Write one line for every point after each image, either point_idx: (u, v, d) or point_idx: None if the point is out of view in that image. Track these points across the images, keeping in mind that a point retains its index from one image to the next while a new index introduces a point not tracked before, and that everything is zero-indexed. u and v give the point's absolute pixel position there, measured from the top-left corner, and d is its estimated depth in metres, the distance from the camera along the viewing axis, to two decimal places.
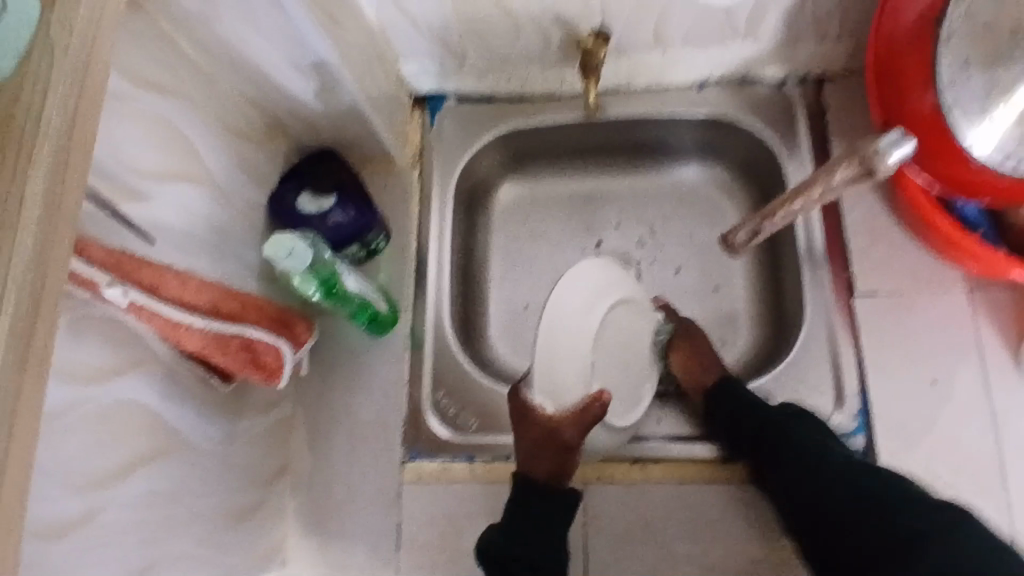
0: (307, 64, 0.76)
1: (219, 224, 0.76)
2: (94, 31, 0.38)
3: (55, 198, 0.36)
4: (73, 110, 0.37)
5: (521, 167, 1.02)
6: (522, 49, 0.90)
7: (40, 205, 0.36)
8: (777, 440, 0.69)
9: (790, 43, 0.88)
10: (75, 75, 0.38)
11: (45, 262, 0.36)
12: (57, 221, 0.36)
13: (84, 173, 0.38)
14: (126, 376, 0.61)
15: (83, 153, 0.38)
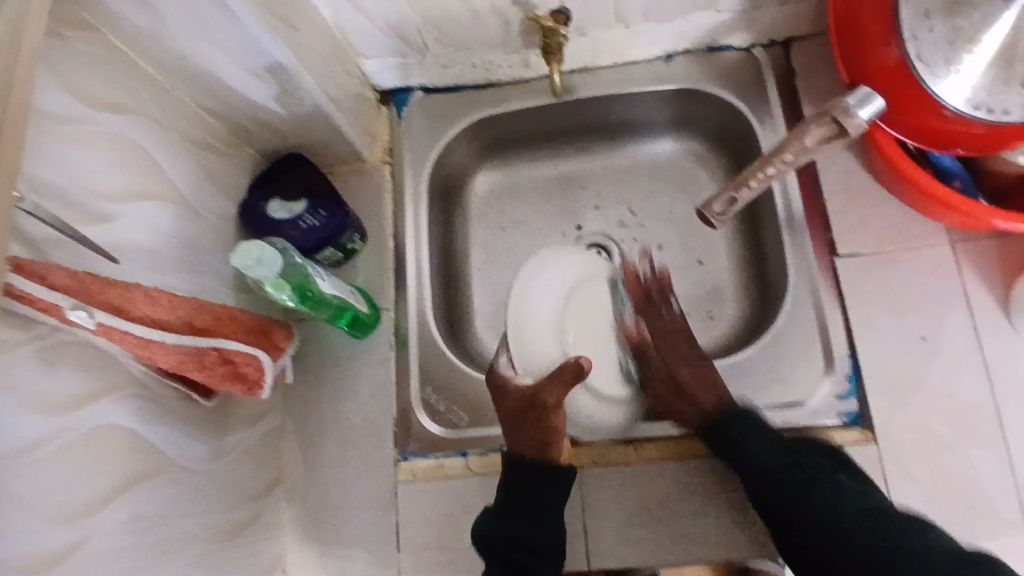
0: (263, 69, 0.74)
1: (190, 239, 0.75)
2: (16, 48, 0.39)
3: None
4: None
5: (495, 155, 1.01)
6: (484, 36, 0.88)
7: None
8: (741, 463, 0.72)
9: (755, 8, 0.86)
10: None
11: None
12: None
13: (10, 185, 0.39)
14: (102, 399, 0.60)
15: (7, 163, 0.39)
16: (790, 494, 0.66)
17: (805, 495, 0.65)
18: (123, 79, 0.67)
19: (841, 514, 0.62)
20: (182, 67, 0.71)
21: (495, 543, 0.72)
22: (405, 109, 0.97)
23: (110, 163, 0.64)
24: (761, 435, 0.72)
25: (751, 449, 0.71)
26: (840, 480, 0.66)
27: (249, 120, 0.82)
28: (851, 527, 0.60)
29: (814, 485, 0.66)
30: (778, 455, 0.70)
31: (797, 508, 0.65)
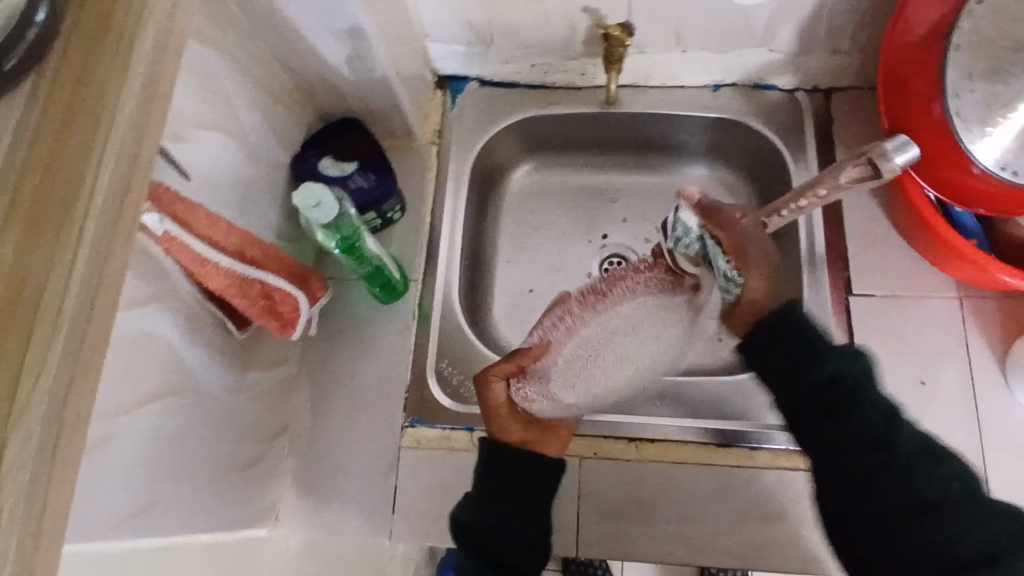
0: (343, 31, 0.78)
1: (247, 178, 0.78)
2: None
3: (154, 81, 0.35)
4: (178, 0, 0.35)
5: (536, 155, 1.05)
6: (548, 39, 0.93)
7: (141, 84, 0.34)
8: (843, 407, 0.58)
9: (804, 53, 0.92)
10: None
11: (138, 142, 0.34)
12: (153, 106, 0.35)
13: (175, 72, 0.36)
14: (153, 309, 0.61)
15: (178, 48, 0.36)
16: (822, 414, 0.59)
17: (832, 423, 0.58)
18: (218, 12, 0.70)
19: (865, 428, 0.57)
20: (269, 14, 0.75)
21: (473, 540, 0.63)
22: (459, 96, 1.01)
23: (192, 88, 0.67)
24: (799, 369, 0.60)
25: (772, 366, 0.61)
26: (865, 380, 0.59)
27: (317, 78, 0.86)
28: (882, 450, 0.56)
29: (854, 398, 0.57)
30: (796, 355, 0.60)
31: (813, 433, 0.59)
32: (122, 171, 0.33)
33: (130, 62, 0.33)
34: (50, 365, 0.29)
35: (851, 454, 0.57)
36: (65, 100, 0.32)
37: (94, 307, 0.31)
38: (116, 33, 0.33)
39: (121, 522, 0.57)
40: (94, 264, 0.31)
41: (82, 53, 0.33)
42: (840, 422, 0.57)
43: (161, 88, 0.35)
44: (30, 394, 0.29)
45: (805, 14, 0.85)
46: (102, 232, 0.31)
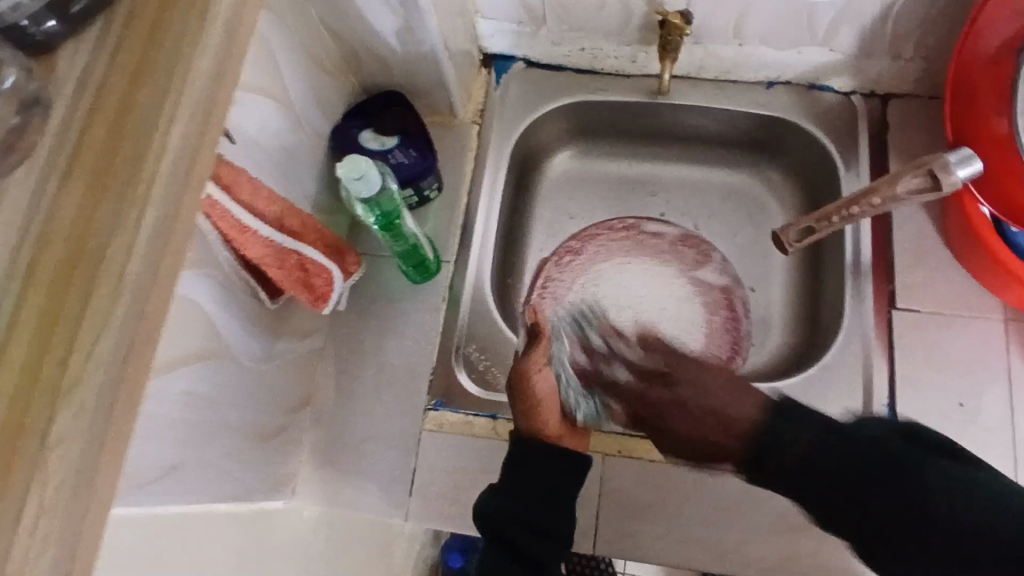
0: (396, 1, 0.76)
1: (288, 145, 0.76)
2: None
3: (234, 29, 0.34)
4: None
5: (577, 142, 1.03)
6: (602, 22, 0.90)
7: (221, 31, 0.34)
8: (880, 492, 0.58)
9: (867, 55, 0.88)
10: None
11: (217, 92, 0.34)
12: (231, 55, 0.34)
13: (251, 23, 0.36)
14: (188, 274, 0.60)
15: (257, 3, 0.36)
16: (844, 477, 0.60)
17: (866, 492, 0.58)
18: None
19: (951, 510, 0.55)
20: None
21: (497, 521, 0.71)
22: (504, 76, 0.99)
23: None
24: (789, 436, 0.65)
25: (788, 439, 0.65)
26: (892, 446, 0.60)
27: (364, 48, 0.84)
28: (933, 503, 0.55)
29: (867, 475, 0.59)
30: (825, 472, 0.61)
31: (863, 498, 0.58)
32: (195, 129, 0.33)
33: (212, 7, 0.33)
34: (117, 314, 0.30)
35: (918, 534, 0.55)
36: (139, 59, 0.33)
37: (161, 264, 0.31)
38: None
39: (146, 486, 0.56)
40: (163, 220, 0.31)
41: (157, 14, 0.33)
42: (874, 509, 0.58)
43: (239, 44, 0.35)
44: (93, 347, 0.29)
45: (873, 15, 0.82)
46: (176, 176, 0.32)
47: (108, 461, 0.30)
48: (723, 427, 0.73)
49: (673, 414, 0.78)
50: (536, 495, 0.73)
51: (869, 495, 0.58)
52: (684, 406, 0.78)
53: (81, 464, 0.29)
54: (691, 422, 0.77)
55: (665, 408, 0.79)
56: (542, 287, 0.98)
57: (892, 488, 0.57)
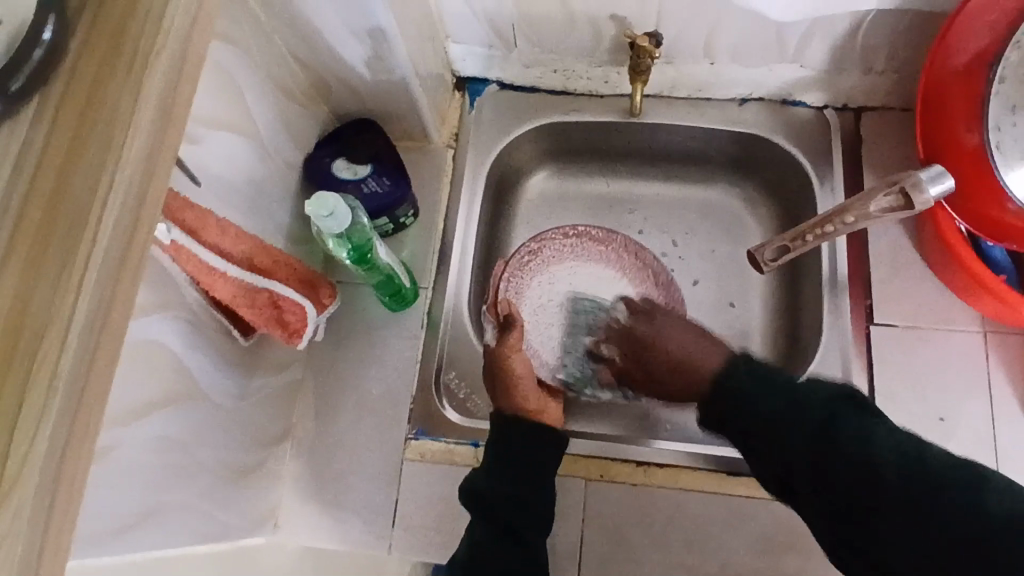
0: (363, 30, 0.75)
1: (258, 179, 0.76)
2: None
3: (168, 104, 0.33)
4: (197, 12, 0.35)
5: (553, 162, 1.02)
6: (573, 44, 0.90)
7: (154, 109, 0.32)
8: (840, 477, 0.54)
9: (838, 70, 0.88)
10: None
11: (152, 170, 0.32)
12: (168, 129, 0.33)
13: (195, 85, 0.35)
14: (155, 316, 0.59)
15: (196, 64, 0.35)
16: (862, 479, 0.53)
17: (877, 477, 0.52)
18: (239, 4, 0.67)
19: (882, 455, 0.54)
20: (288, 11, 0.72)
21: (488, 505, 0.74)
22: (478, 99, 0.98)
23: (206, 87, 0.65)
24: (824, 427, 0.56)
25: (787, 437, 0.57)
26: (841, 411, 0.58)
27: (334, 78, 0.83)
28: (923, 505, 0.50)
29: (834, 433, 0.56)
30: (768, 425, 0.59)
31: (859, 499, 0.53)
32: (126, 227, 0.31)
33: (144, 82, 0.32)
34: (52, 407, 0.29)
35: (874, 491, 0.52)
36: (72, 141, 0.31)
37: (94, 364, 0.31)
38: (123, 66, 0.32)
39: (119, 535, 0.55)
40: (99, 305, 0.31)
41: (92, 82, 0.32)
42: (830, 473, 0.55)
43: (174, 121, 0.33)
44: (27, 453, 0.29)
45: (841, 33, 0.82)
46: (109, 268, 0.31)
47: (49, 562, 0.30)
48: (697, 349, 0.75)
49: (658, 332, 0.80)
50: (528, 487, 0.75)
51: (834, 463, 0.54)
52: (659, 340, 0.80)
53: (24, 565, 0.28)
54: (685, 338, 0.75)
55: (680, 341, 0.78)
56: (529, 256, 0.96)
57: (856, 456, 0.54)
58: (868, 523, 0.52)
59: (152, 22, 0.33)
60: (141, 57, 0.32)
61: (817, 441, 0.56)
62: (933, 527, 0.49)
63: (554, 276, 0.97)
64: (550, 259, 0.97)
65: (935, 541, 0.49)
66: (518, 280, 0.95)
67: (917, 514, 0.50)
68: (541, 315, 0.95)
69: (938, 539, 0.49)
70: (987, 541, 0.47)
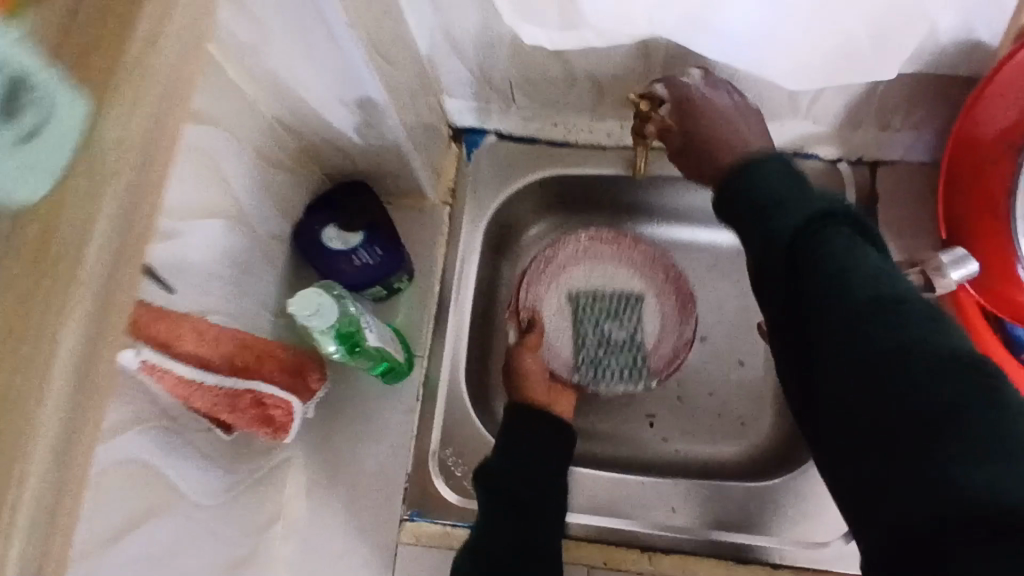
0: (351, 99, 0.71)
1: (242, 260, 0.72)
2: (170, 115, 0.31)
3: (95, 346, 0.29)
4: (138, 197, 0.31)
5: (554, 215, 0.99)
6: (574, 98, 0.85)
7: (75, 357, 0.28)
8: (814, 251, 0.53)
9: (855, 127, 0.84)
10: (145, 148, 0.30)
11: (78, 419, 0.29)
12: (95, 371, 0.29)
13: (133, 293, 0.31)
14: (127, 432, 0.56)
15: (134, 265, 0.31)
16: (831, 315, 0.50)
17: (831, 307, 0.50)
18: (217, 85, 0.63)
19: (859, 274, 0.50)
20: (271, 84, 0.68)
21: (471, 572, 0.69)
22: (475, 150, 0.94)
23: (182, 178, 0.61)
24: (801, 266, 0.53)
25: (782, 262, 0.55)
26: (830, 229, 0.54)
27: (323, 142, 0.79)
28: (881, 346, 0.47)
29: (821, 233, 0.54)
30: (764, 209, 0.58)
31: (826, 332, 0.50)
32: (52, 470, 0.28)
33: (49, 334, 0.27)
34: None
35: (822, 269, 0.51)
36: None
37: None
38: (37, 306, 0.27)
39: None
40: None
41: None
42: (802, 255, 0.54)
43: (97, 368, 0.29)
44: None
45: (860, 93, 0.77)
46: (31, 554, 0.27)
47: None
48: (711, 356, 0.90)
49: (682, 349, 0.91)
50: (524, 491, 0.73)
51: (811, 248, 0.53)
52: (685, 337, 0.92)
53: None
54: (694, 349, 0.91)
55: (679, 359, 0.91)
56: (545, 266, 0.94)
57: (835, 265, 0.51)
58: (830, 345, 0.50)
59: (72, 245, 0.28)
60: (58, 285, 0.28)
61: (790, 278, 0.54)
62: (887, 321, 0.48)
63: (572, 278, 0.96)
64: (568, 264, 0.95)
65: (877, 365, 0.47)
66: (537, 288, 0.93)
67: (874, 345, 0.47)
68: (559, 316, 0.94)
69: (890, 369, 0.46)
70: (936, 385, 0.44)
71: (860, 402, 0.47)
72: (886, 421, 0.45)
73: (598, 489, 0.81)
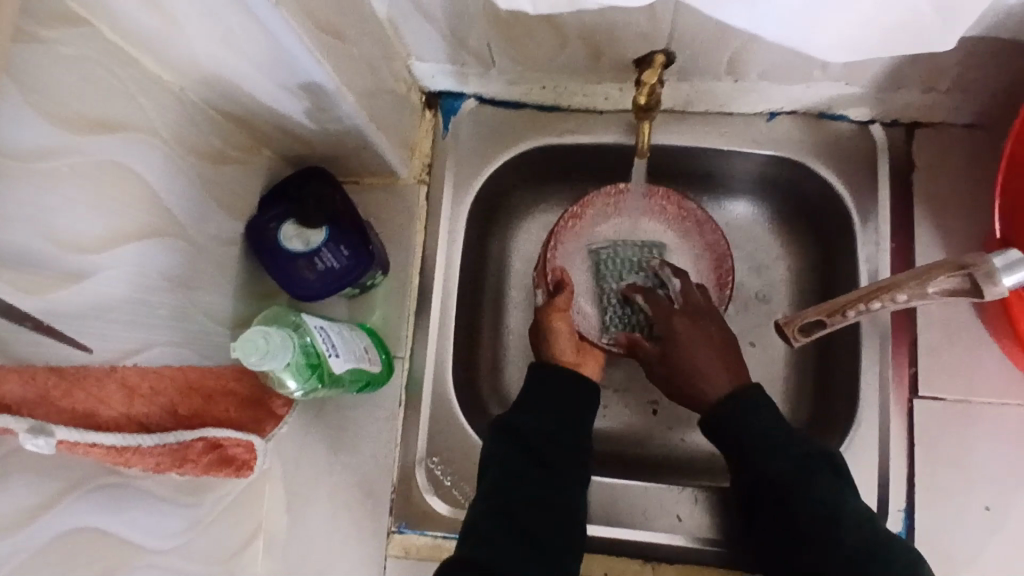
0: (295, 86, 0.60)
1: (185, 276, 0.64)
2: None
3: None
4: None
5: (545, 185, 0.88)
6: (564, 61, 0.73)
7: None
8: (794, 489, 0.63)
9: (892, 88, 0.72)
10: None
11: None
12: None
13: None
14: (60, 505, 0.50)
15: None
16: (790, 487, 0.63)
17: (793, 486, 0.63)
18: (115, 87, 0.53)
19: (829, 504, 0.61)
20: (198, 71, 0.58)
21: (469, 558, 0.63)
22: (453, 118, 0.83)
23: (94, 203, 0.52)
24: (762, 433, 0.66)
25: (740, 439, 0.67)
26: (812, 476, 0.63)
27: (273, 128, 0.69)
28: (842, 541, 0.59)
29: (805, 483, 0.63)
30: (770, 440, 0.65)
31: (786, 502, 0.63)
32: None
33: None
34: None
35: (806, 523, 0.61)
36: None
37: None
38: None
39: None
40: None
41: None
42: (793, 500, 0.62)
43: None
44: None
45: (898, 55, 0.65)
46: None
47: None
48: (735, 368, 0.71)
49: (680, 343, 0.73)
50: (543, 468, 0.68)
51: (811, 492, 0.62)
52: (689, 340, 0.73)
53: None
54: (713, 369, 0.71)
55: (680, 348, 0.73)
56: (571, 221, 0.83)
57: (783, 511, 0.63)
58: (781, 522, 0.63)
59: None
60: None
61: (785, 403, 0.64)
62: (841, 543, 0.59)
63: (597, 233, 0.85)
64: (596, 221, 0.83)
65: (826, 516, 0.61)
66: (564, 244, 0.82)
67: (825, 533, 0.60)
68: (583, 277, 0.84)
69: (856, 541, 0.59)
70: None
71: (822, 558, 0.60)
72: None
73: (598, 498, 0.76)
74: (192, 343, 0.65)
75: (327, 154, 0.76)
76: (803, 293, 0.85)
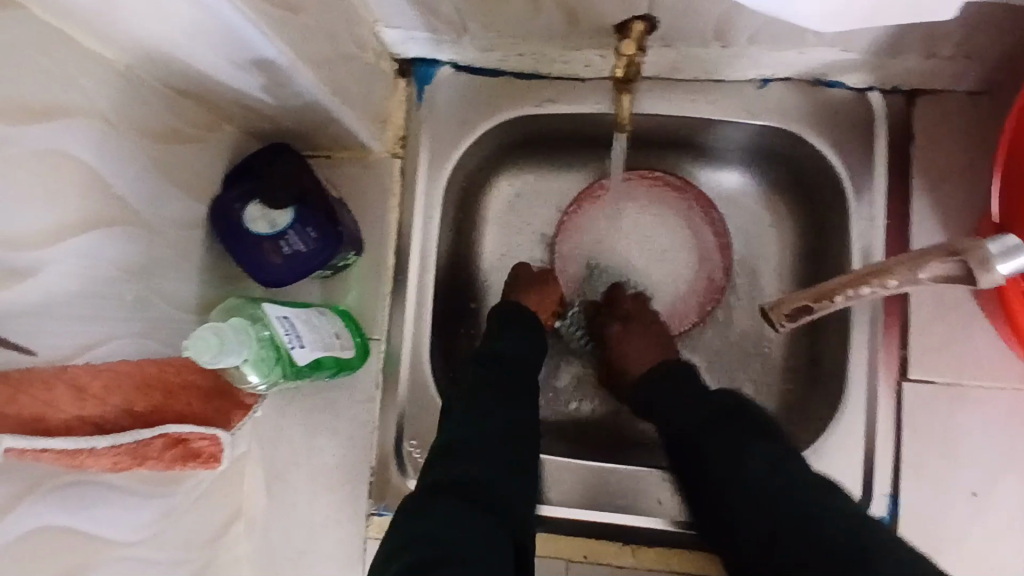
0: (246, 62, 0.56)
1: (143, 264, 0.61)
2: None
3: None
4: None
5: (525, 156, 0.84)
6: (542, 26, 0.69)
7: None
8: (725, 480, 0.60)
9: (891, 53, 0.67)
10: None
11: None
12: None
13: None
14: (20, 507, 0.48)
15: None
16: (710, 426, 0.64)
17: (712, 433, 0.63)
18: (54, 71, 0.50)
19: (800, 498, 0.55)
20: (146, 48, 0.54)
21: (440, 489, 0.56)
22: (428, 87, 0.79)
23: (36, 198, 0.49)
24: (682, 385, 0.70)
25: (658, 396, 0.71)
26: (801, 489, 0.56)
27: (232, 104, 0.65)
28: (751, 471, 0.58)
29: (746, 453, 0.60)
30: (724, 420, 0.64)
31: (704, 442, 0.63)
32: None
33: None
34: None
35: (748, 491, 0.58)
36: None
37: None
38: None
39: None
40: None
41: None
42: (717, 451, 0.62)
43: None
44: None
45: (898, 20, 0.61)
46: None
47: None
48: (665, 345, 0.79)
49: (623, 339, 0.80)
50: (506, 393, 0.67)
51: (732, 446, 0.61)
52: (630, 329, 0.80)
53: None
54: (640, 354, 0.78)
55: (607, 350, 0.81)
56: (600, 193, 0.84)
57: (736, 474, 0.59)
58: (704, 487, 0.63)
59: None
60: None
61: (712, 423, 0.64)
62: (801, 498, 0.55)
63: (628, 206, 0.85)
64: (617, 202, 0.85)
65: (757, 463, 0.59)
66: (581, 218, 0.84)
67: (748, 484, 0.58)
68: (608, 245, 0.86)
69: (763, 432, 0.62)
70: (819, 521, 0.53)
71: (735, 477, 0.59)
72: (752, 500, 0.57)
73: (579, 483, 0.75)
74: (155, 332, 0.63)
75: (294, 129, 0.72)
76: (793, 268, 0.82)
